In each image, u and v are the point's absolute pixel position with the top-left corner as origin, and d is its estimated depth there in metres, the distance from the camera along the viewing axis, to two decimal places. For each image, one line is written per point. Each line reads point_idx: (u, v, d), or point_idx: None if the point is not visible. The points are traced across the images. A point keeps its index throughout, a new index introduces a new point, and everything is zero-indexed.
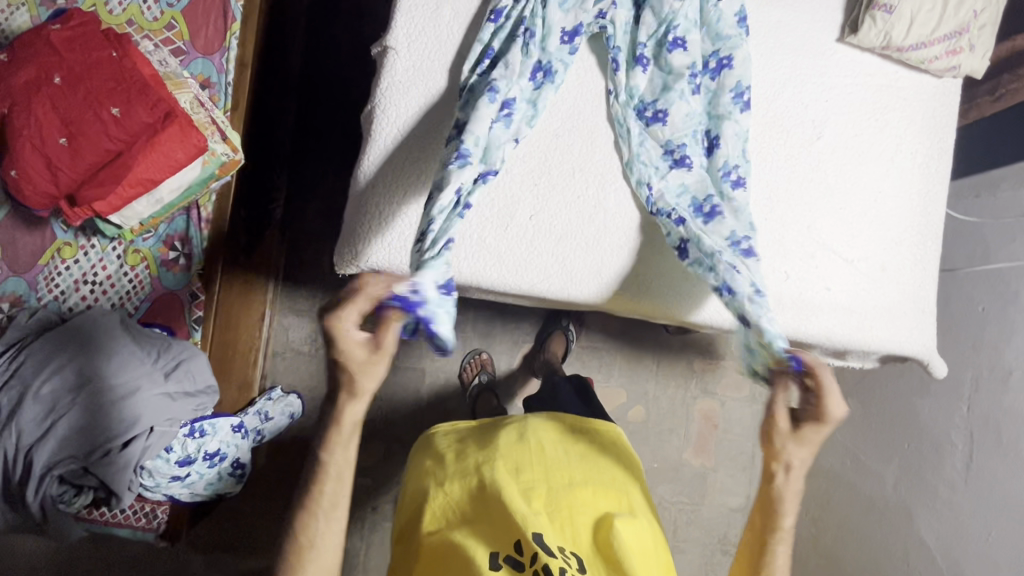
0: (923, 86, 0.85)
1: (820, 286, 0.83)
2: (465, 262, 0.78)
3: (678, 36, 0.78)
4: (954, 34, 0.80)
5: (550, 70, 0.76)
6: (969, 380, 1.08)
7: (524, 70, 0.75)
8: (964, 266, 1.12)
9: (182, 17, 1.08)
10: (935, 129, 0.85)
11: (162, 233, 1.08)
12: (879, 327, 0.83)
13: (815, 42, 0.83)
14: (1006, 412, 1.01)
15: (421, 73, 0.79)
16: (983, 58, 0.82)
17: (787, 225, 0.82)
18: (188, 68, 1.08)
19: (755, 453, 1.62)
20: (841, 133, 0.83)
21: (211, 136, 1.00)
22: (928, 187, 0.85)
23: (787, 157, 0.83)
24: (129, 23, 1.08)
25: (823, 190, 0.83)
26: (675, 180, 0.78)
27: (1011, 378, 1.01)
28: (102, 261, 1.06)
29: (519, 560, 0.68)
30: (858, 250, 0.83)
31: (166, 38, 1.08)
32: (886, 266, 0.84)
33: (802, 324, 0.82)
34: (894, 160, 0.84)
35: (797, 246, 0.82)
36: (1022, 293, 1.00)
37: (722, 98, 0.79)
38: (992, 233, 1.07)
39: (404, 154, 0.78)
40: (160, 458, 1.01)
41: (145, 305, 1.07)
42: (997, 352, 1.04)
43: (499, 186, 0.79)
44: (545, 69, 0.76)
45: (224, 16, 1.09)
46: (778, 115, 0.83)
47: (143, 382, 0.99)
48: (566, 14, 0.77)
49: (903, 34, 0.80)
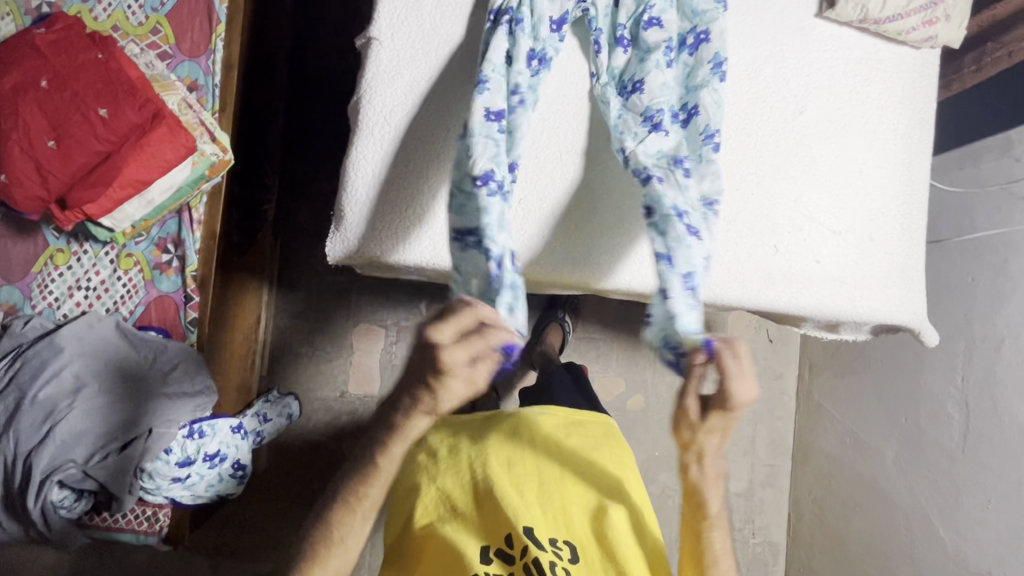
0: (902, 58, 0.86)
1: (809, 259, 0.83)
2: None
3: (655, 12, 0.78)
4: (929, 5, 0.81)
5: (544, 58, 0.76)
6: (962, 350, 1.09)
7: (522, 55, 0.74)
8: (952, 239, 1.13)
9: (167, 20, 1.09)
10: (916, 99, 0.86)
11: (153, 236, 1.08)
12: (868, 298, 0.84)
13: (794, 18, 0.84)
14: (999, 379, 1.02)
15: (407, 62, 0.79)
16: (959, 27, 0.83)
17: (773, 199, 0.83)
18: (175, 71, 1.08)
19: (756, 437, 1.62)
20: (823, 106, 0.84)
21: (199, 138, 1.01)
22: (912, 157, 0.86)
23: (771, 132, 0.84)
24: (115, 29, 1.09)
25: (807, 163, 0.84)
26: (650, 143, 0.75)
27: (1003, 346, 1.02)
28: (95, 266, 1.06)
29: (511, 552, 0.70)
30: (845, 222, 0.84)
31: (153, 43, 1.09)
32: (874, 236, 0.84)
33: (792, 297, 0.83)
34: (877, 131, 0.85)
35: (785, 219, 0.83)
36: (1011, 261, 1.01)
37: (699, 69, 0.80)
38: (978, 204, 1.08)
39: (392, 141, 0.78)
40: (160, 460, 1.00)
41: (140, 308, 1.07)
42: (989, 321, 1.05)
43: None
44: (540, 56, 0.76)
45: (209, 19, 1.09)
46: (761, 91, 0.83)
47: (140, 383, 1.01)
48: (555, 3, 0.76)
49: (879, 6, 0.81)
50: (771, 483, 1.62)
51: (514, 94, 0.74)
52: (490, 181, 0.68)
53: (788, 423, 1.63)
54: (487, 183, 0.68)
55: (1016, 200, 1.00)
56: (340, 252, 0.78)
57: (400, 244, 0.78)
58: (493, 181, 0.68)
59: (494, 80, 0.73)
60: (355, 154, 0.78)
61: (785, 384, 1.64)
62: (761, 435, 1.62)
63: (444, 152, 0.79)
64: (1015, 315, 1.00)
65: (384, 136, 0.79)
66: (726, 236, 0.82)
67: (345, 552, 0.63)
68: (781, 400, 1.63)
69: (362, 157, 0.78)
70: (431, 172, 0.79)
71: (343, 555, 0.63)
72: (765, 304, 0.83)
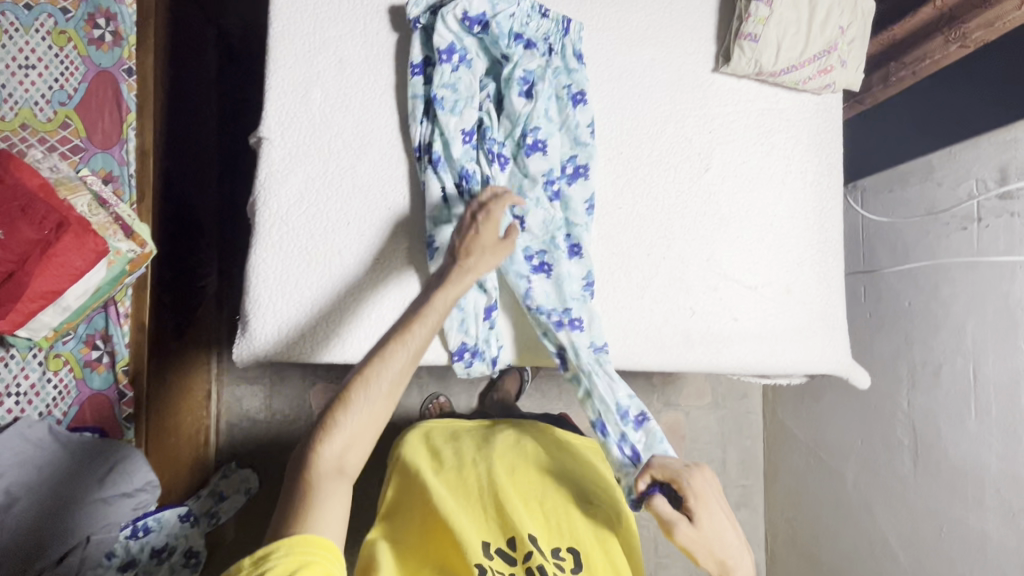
0: (804, 105, 0.85)
1: (727, 317, 0.83)
2: (365, 344, 0.79)
3: (539, 139, 0.78)
4: (823, 54, 0.81)
5: (468, 176, 0.76)
6: (905, 375, 1.09)
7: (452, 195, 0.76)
8: (887, 264, 1.12)
9: (77, 113, 1.07)
10: (822, 146, 0.85)
11: (80, 334, 1.06)
12: (790, 351, 0.84)
13: (692, 75, 0.84)
14: (941, 405, 1.02)
15: (303, 159, 0.78)
16: (856, 71, 0.83)
17: (685, 260, 0.83)
18: (88, 164, 1.06)
19: (725, 459, 1.62)
20: (729, 162, 0.84)
21: (112, 236, 0.98)
22: (823, 203, 0.85)
23: (678, 193, 0.83)
24: (24, 127, 1.06)
25: (717, 221, 0.83)
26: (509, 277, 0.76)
27: (941, 372, 1.02)
28: (22, 371, 1.04)
29: (512, 553, 0.73)
30: (760, 276, 0.83)
31: (63, 137, 1.07)
32: (790, 288, 0.84)
33: (713, 357, 0.82)
34: (785, 182, 0.84)
35: (699, 279, 0.83)
36: (942, 287, 1.01)
37: (576, 206, 0.79)
38: (907, 229, 1.08)
39: (293, 243, 0.77)
40: (103, 564, 1.02)
41: (73, 409, 1.06)
42: (927, 347, 1.04)
43: (389, 265, 0.79)
44: (467, 176, 0.76)
45: (119, 109, 1.08)
46: (663, 153, 0.83)
47: (77, 490, 1.00)
48: (462, 115, 0.76)
49: (772, 60, 0.80)
50: (744, 503, 1.61)
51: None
52: (467, 352, 0.78)
53: (757, 441, 1.63)
54: (461, 355, 0.78)
55: (942, 226, 1.00)
56: (247, 356, 0.76)
57: (306, 344, 0.77)
58: (467, 352, 0.78)
59: (440, 232, 0.77)
60: (256, 257, 0.77)
61: (751, 403, 1.63)
62: (730, 457, 1.62)
63: (348, 250, 0.78)
64: (949, 340, 1.00)
65: (285, 238, 0.77)
66: (641, 303, 0.81)
67: (367, 433, 0.57)
68: (747, 419, 1.63)
69: (263, 260, 0.77)
70: (331, 270, 0.78)
71: (371, 407, 0.57)
72: (688, 366, 0.82)
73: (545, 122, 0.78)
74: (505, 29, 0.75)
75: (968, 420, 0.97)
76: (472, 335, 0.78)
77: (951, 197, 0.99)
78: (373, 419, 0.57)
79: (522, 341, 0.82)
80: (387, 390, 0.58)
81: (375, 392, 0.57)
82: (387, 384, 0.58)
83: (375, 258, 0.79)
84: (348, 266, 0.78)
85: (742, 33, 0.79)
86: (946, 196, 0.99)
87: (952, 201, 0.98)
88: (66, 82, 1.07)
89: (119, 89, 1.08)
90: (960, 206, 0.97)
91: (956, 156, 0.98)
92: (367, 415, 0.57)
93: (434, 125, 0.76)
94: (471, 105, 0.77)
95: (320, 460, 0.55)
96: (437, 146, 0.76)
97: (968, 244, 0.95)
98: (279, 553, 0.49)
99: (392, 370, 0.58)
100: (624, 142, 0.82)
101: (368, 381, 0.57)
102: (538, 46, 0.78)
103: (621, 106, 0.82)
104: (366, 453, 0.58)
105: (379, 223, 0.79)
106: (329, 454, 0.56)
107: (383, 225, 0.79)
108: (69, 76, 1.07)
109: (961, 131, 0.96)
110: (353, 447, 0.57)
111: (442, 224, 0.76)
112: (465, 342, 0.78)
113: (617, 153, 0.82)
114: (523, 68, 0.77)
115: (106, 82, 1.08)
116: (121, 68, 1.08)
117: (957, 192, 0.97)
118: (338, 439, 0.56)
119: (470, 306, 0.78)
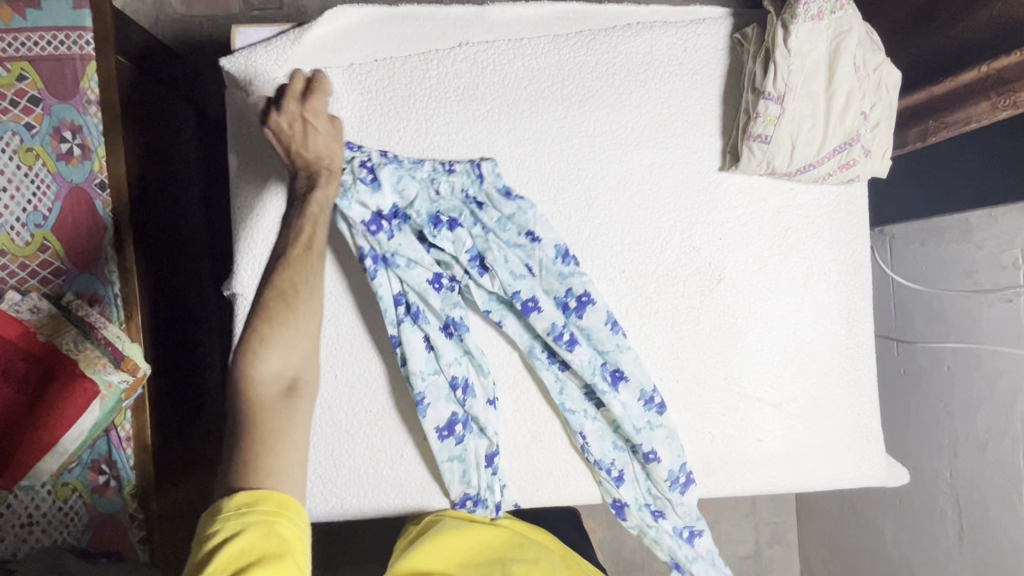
0: (825, 197, 0.77)
1: (750, 439, 0.76)
2: (365, 499, 0.75)
3: (529, 299, 0.71)
4: (844, 146, 0.72)
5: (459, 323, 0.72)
6: (947, 443, 1.03)
7: (432, 347, 0.72)
8: (923, 324, 1.04)
9: (53, 234, 1.03)
10: (847, 241, 0.77)
11: (85, 459, 1.04)
12: (820, 469, 0.77)
13: (696, 177, 0.76)
14: (986, 483, 0.95)
15: None
16: (883, 158, 0.74)
17: (701, 382, 0.76)
18: (72, 287, 1.02)
19: (755, 498, 1.57)
20: (744, 271, 0.76)
21: (102, 370, 0.93)
22: (850, 305, 0.78)
23: (689, 309, 0.76)
24: (3, 253, 1.02)
25: (733, 336, 0.76)
26: (575, 421, 0.74)
27: (987, 448, 0.94)
28: (32, 502, 1.03)
29: None
30: (785, 392, 0.77)
31: (44, 261, 1.03)
32: (818, 401, 0.77)
33: (737, 483, 0.77)
34: (808, 285, 0.77)
35: (718, 401, 0.76)
36: (985, 359, 0.93)
37: (601, 335, 0.72)
38: (944, 290, 0.99)
39: None
40: None
41: (87, 533, 1.05)
42: (970, 418, 0.97)
43: (385, 416, 0.74)
44: (452, 324, 0.72)
45: (96, 225, 1.03)
46: (670, 267, 0.75)
47: None
48: (419, 270, 0.71)
49: (786, 160, 0.71)
50: (778, 541, 1.57)
51: (469, 381, 0.73)
52: (469, 502, 0.74)
53: None
54: (464, 503, 0.74)
55: (983, 294, 0.91)
56: None
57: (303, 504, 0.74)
58: (470, 501, 0.73)
59: (429, 386, 0.72)
60: None
61: None
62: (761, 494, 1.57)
63: (334, 405, 0.74)
64: (994, 416, 0.93)
65: None
66: None
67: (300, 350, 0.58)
68: None
69: None
70: (323, 425, 0.74)
71: (290, 337, 0.58)
72: (709, 495, 0.77)
73: (521, 281, 0.70)
74: (424, 214, 0.70)
75: (1019, 504, 0.90)
76: (476, 481, 0.73)
77: (993, 264, 0.89)
78: (298, 332, 0.59)
79: (539, 482, 0.76)
80: (303, 302, 0.60)
81: (294, 309, 0.59)
82: (303, 295, 0.60)
83: (368, 408, 0.74)
84: (341, 420, 0.74)
85: (750, 133, 0.71)
86: (987, 262, 0.90)
87: (994, 270, 0.89)
88: (40, 202, 1.02)
89: (93, 205, 1.03)
90: (1003, 276, 0.88)
91: (998, 220, 0.88)
92: (287, 349, 0.58)
93: (397, 278, 0.71)
94: (424, 263, 0.71)
95: (260, 379, 0.55)
96: (411, 298, 0.71)
97: (1014, 318, 0.87)
98: (251, 516, 0.47)
99: (307, 280, 0.61)
100: (626, 259, 0.75)
101: (285, 309, 0.59)
102: (461, 208, 0.71)
103: (620, 219, 0.75)
104: (302, 385, 0.58)
105: (369, 371, 0.74)
106: (268, 375, 0.56)
107: (373, 374, 0.74)
108: (42, 196, 1.02)
109: (1002, 195, 0.86)
110: (290, 362, 0.58)
111: (432, 376, 0.72)
112: (467, 491, 0.74)
113: (619, 270, 0.75)
114: (480, 222, 0.71)
115: (80, 198, 1.03)
116: (93, 182, 1.03)
117: (1000, 259, 0.88)
118: (270, 358, 0.56)
119: (468, 456, 0.73)
